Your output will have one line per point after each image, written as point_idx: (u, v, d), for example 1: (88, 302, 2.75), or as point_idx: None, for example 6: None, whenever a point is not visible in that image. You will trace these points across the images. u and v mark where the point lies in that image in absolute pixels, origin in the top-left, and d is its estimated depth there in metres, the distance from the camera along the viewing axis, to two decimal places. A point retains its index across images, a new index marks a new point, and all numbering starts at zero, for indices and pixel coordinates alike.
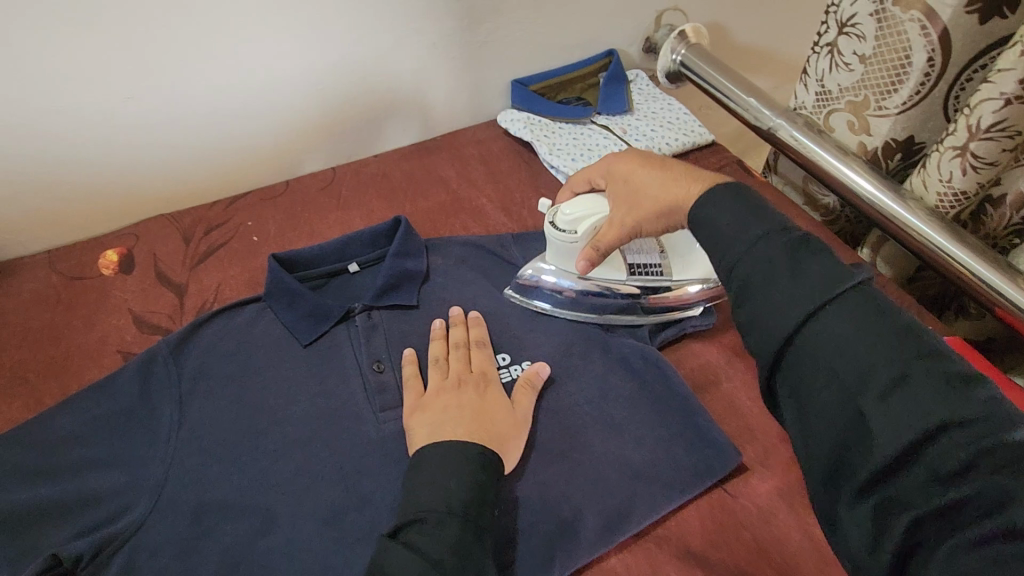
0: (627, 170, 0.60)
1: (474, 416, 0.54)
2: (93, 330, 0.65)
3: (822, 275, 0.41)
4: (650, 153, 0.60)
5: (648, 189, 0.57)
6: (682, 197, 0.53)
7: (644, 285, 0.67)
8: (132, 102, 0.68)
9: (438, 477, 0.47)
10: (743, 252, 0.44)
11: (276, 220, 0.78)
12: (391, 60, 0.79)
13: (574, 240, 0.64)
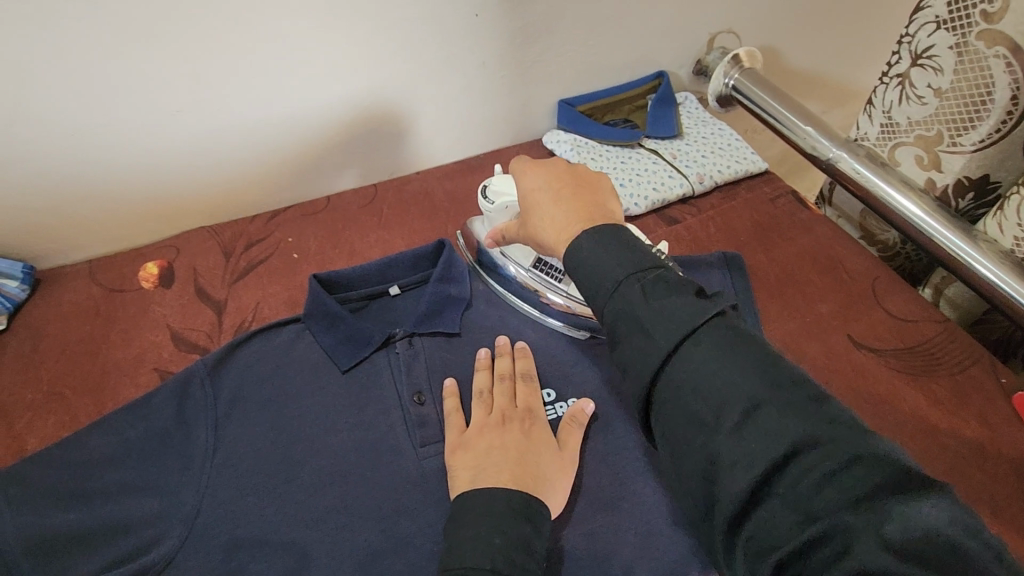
0: (526, 184, 0.54)
1: (521, 456, 0.52)
2: (131, 346, 0.64)
3: (687, 307, 0.40)
4: (571, 175, 0.52)
5: (535, 214, 0.52)
6: (551, 232, 0.50)
7: (541, 281, 0.68)
8: (180, 115, 0.67)
9: (482, 528, 0.45)
10: (613, 289, 0.42)
11: (317, 237, 0.76)
12: (440, 77, 0.77)
13: (491, 209, 0.68)
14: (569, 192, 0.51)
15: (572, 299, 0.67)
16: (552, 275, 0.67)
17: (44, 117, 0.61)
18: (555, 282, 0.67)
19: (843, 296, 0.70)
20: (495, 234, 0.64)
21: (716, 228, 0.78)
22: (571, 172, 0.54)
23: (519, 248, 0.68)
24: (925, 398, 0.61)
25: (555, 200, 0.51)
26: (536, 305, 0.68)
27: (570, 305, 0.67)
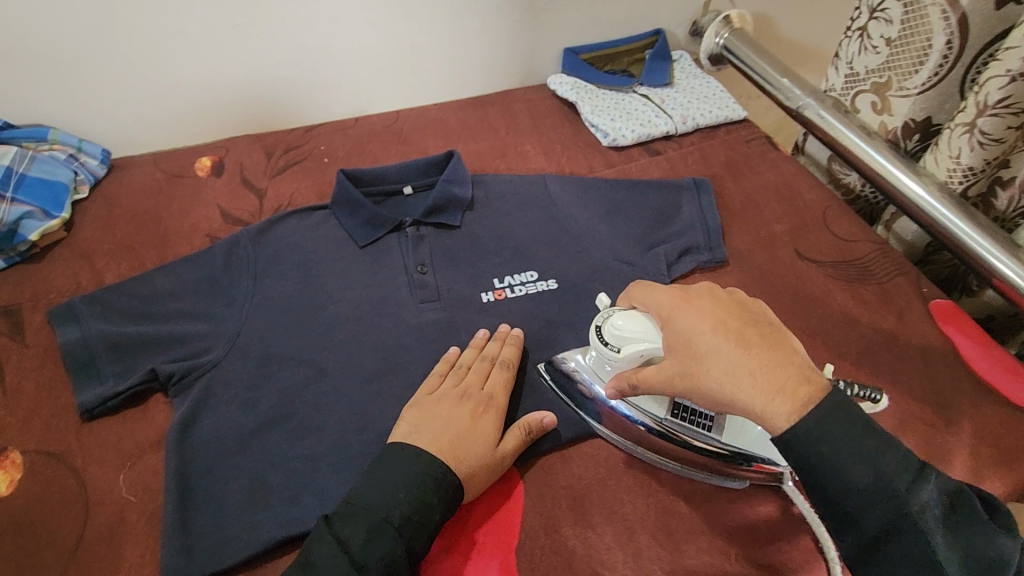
0: (686, 320, 0.48)
1: (456, 436, 0.55)
2: (187, 217, 0.77)
3: (976, 533, 0.41)
4: (756, 321, 0.47)
5: (710, 365, 0.45)
6: (759, 399, 0.43)
7: (685, 431, 0.55)
8: (238, 30, 0.79)
9: (382, 479, 0.51)
10: (885, 502, 0.40)
11: (345, 147, 0.89)
12: (459, 17, 0.88)
13: (614, 358, 0.55)
14: (754, 342, 0.45)
15: (723, 449, 0.54)
16: (698, 422, 0.55)
17: (129, 21, 0.73)
18: (703, 430, 0.55)
19: (796, 220, 0.79)
20: (619, 380, 0.54)
21: (694, 160, 0.88)
22: (718, 298, 0.49)
23: (654, 397, 0.56)
24: (852, 297, 0.71)
25: (743, 346, 0.45)
26: (674, 459, 0.57)
27: (722, 458, 0.54)
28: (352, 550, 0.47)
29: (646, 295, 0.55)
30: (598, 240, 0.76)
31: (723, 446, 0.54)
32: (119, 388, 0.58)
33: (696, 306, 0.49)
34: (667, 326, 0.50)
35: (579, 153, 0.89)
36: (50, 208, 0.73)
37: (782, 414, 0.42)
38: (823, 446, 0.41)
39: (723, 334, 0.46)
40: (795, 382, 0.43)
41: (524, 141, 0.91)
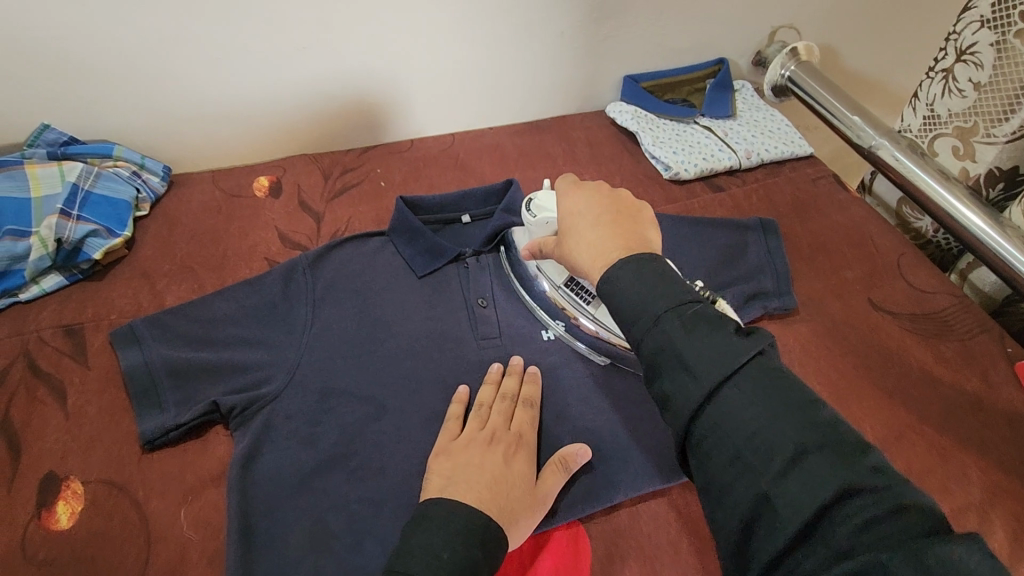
0: (567, 203, 0.57)
1: (500, 483, 0.52)
2: (245, 239, 0.77)
3: (719, 347, 0.42)
4: (620, 206, 0.55)
5: (574, 235, 0.54)
6: (586, 259, 0.52)
7: (570, 301, 0.67)
8: (304, 53, 0.78)
9: (444, 542, 0.45)
10: (685, 363, 0.42)
11: (402, 171, 0.88)
12: (522, 44, 0.87)
13: (531, 223, 0.65)
14: (608, 222, 0.53)
15: (597, 325, 0.66)
16: (583, 296, 0.66)
17: (200, 41, 0.73)
18: (584, 303, 0.66)
19: (869, 267, 0.76)
20: (531, 244, 0.64)
21: (759, 198, 0.85)
22: (609, 193, 0.56)
23: (554, 265, 0.68)
24: (932, 355, 0.67)
25: (594, 222, 0.53)
26: (567, 331, 0.67)
27: (597, 332, 0.66)
28: None
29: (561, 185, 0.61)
30: None
31: (600, 320, 0.65)
32: (182, 419, 0.57)
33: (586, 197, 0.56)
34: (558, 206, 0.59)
35: (639, 185, 0.87)
36: (114, 227, 0.72)
37: (590, 270, 0.51)
38: (634, 299, 0.46)
39: (593, 215, 0.54)
40: (612, 249, 0.51)
41: (582, 170, 0.89)
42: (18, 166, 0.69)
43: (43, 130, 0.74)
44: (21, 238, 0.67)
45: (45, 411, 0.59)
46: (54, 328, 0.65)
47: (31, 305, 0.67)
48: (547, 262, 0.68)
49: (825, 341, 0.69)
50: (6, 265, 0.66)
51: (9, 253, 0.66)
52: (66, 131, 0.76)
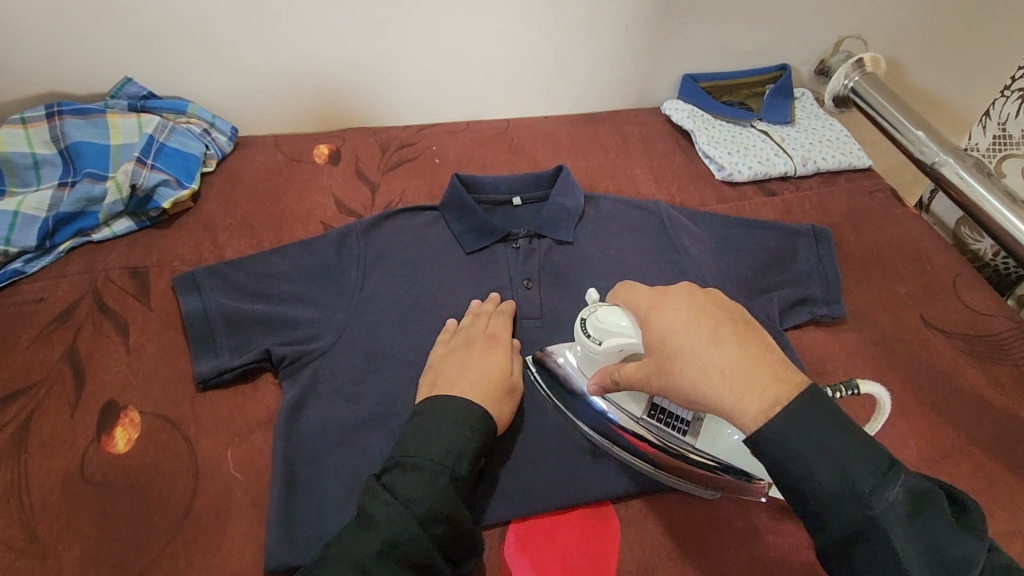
0: (665, 319, 0.46)
1: (478, 375, 0.58)
2: (304, 202, 0.79)
3: (949, 540, 0.39)
4: (729, 306, 0.46)
5: (688, 362, 0.44)
6: (731, 393, 0.42)
7: (657, 433, 0.56)
8: (375, 26, 0.80)
9: (436, 428, 0.51)
10: (898, 562, 0.38)
11: (456, 150, 0.89)
12: (587, 34, 0.88)
13: (596, 350, 0.55)
14: (729, 336, 0.43)
15: (698, 454, 0.55)
16: (674, 426, 0.56)
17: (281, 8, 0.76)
18: (677, 433, 0.56)
19: (922, 283, 0.75)
20: (604, 373, 0.55)
21: (813, 206, 0.84)
22: (697, 291, 0.47)
23: (628, 395, 0.57)
24: (984, 378, 0.66)
25: (716, 339, 0.43)
26: (657, 465, 0.57)
27: (696, 462, 0.55)
28: (400, 490, 0.47)
29: (631, 296, 0.52)
30: (708, 277, 0.73)
31: (699, 449, 0.55)
32: (234, 363, 0.60)
33: (687, 301, 0.46)
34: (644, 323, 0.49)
35: (690, 183, 0.86)
36: (182, 178, 0.76)
37: (746, 411, 0.41)
38: (838, 484, 0.39)
39: (707, 327, 0.44)
40: (763, 380, 0.41)
41: (634, 164, 0.89)
42: (101, 114, 0.74)
43: (124, 85, 0.77)
44: (98, 182, 0.71)
45: (109, 345, 0.62)
46: (121, 269, 0.69)
47: (101, 246, 0.71)
48: (621, 394, 0.57)
49: (871, 351, 0.68)
50: (83, 206, 0.70)
51: (87, 195, 0.70)
52: (145, 87, 0.79)
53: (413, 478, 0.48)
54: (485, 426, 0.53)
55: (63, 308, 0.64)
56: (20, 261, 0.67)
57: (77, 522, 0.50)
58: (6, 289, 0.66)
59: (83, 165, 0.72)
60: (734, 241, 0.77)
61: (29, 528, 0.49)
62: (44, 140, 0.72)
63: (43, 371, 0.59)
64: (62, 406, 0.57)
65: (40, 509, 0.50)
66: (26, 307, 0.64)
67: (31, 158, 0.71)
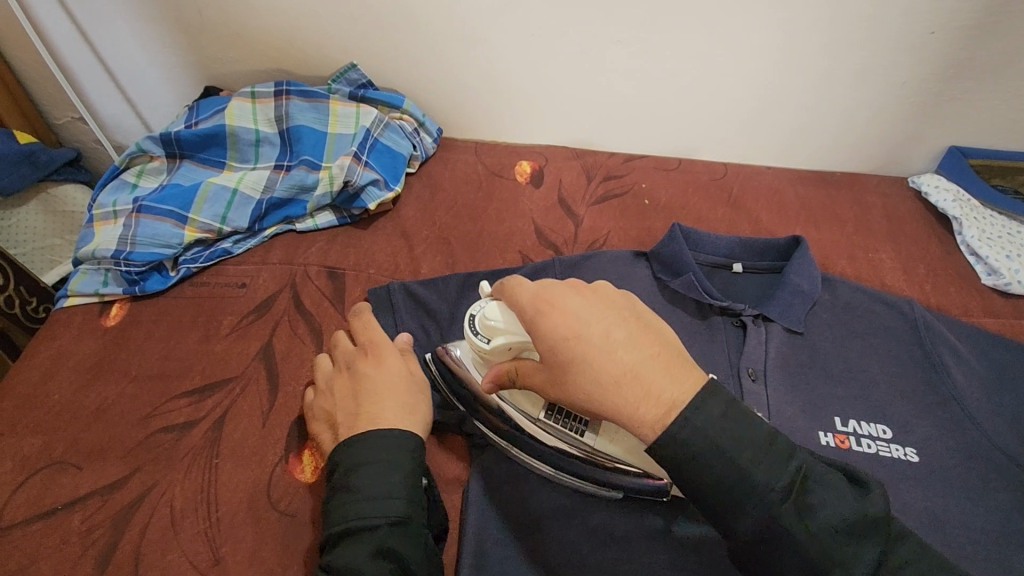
0: (561, 328, 0.42)
1: (383, 389, 0.49)
2: (503, 224, 0.73)
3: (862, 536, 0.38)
4: (612, 307, 0.44)
5: (615, 399, 0.40)
6: (629, 403, 0.40)
7: (553, 432, 0.50)
8: (615, 45, 0.71)
9: (352, 479, 0.43)
10: (743, 468, 0.38)
11: (668, 191, 0.79)
12: (852, 84, 0.74)
13: (484, 350, 0.49)
14: (621, 350, 0.41)
15: (593, 459, 0.49)
16: (571, 425, 0.50)
17: (522, 13, 0.68)
18: (572, 432, 0.49)
19: None
20: (499, 373, 0.48)
21: None
22: (589, 290, 0.45)
23: (525, 394, 0.51)
24: None
25: (659, 371, 0.40)
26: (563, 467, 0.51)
27: (581, 459, 0.50)
28: (340, 563, 0.40)
29: (513, 291, 0.46)
30: (978, 413, 0.59)
31: (593, 449, 0.49)
32: (435, 416, 0.55)
33: (555, 330, 0.42)
34: (528, 330, 0.44)
35: (948, 284, 0.72)
36: (389, 179, 0.72)
37: (643, 419, 0.39)
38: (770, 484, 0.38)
39: (600, 335, 0.42)
40: (660, 390, 0.40)
41: (877, 246, 0.76)
42: (324, 99, 0.71)
43: (349, 69, 0.74)
44: (312, 170, 0.69)
45: (302, 350, 0.58)
46: (320, 267, 0.66)
47: (303, 237, 0.68)
48: (513, 392, 0.51)
49: None
50: (294, 193, 0.68)
51: (300, 182, 0.67)
52: (366, 74, 0.76)
53: (353, 545, 0.41)
54: (404, 443, 0.45)
55: (263, 299, 0.62)
56: (229, 241, 0.65)
57: (261, 554, 0.46)
58: (213, 267, 0.64)
59: (301, 151, 0.69)
60: (1007, 374, 0.62)
61: (212, 548, 0.46)
62: (268, 118, 0.70)
63: (238, 367, 0.57)
64: (253, 412, 0.54)
65: (224, 528, 0.47)
66: (229, 291, 0.63)
67: (255, 135, 0.69)
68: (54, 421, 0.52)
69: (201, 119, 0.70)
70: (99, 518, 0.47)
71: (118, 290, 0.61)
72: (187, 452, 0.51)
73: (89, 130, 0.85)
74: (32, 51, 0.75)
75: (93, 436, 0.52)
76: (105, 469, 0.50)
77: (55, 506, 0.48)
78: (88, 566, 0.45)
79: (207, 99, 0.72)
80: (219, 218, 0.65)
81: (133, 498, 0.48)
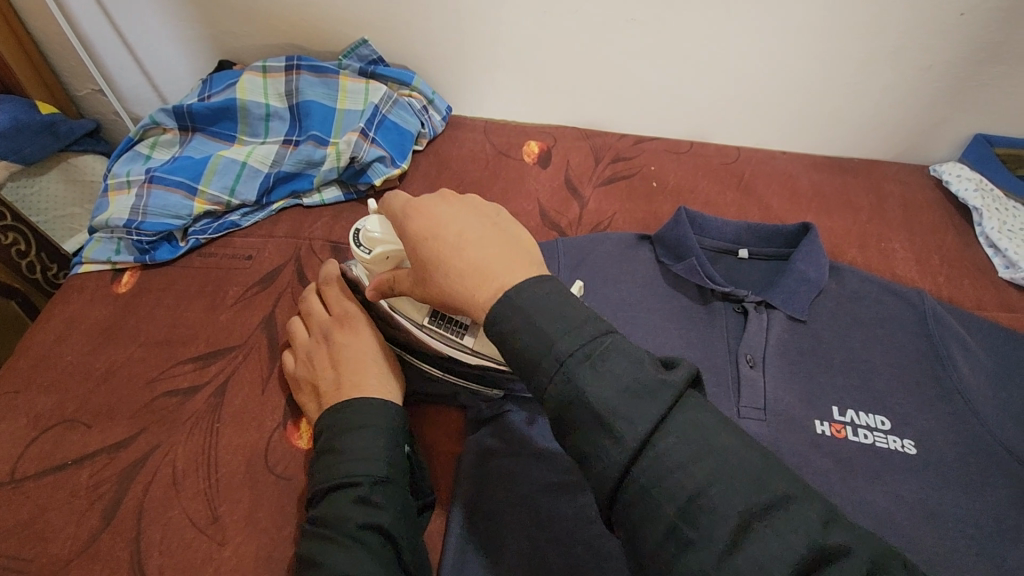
0: (415, 224, 0.43)
1: (361, 358, 0.51)
2: (507, 204, 0.73)
3: (730, 484, 0.32)
4: (487, 218, 0.43)
5: (454, 287, 0.40)
6: (465, 289, 0.40)
7: (440, 342, 0.50)
8: (628, 24, 0.70)
9: (335, 440, 0.45)
10: (608, 408, 0.34)
11: (678, 174, 0.78)
12: (873, 68, 0.71)
13: (366, 260, 0.50)
14: (468, 243, 0.41)
15: (477, 358, 0.50)
16: (452, 329, 0.49)
17: None
18: (455, 338, 0.49)
19: None
20: (378, 282, 0.48)
21: None
22: (458, 198, 0.44)
23: (408, 300, 0.51)
24: None
25: (501, 262, 0.40)
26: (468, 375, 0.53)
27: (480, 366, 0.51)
28: (325, 516, 0.42)
29: (389, 206, 0.47)
30: (982, 408, 0.57)
31: (477, 355, 0.50)
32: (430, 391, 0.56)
33: (410, 229, 0.43)
34: (401, 235, 0.44)
35: (963, 277, 0.70)
36: (396, 156, 0.72)
37: (479, 300, 0.39)
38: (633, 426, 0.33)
39: (454, 234, 0.41)
40: (491, 277, 0.39)
41: (890, 235, 0.74)
42: (334, 75, 0.72)
43: (359, 45, 0.74)
44: (320, 146, 0.69)
45: None
46: (324, 242, 0.67)
47: (309, 211, 0.69)
48: (396, 298, 0.51)
49: None
50: (302, 168, 0.68)
51: (308, 158, 0.68)
52: (376, 51, 0.76)
53: (339, 497, 0.42)
54: (389, 413, 0.47)
55: (268, 272, 0.64)
56: (238, 214, 0.67)
57: (256, 515, 0.48)
58: (221, 238, 0.66)
59: (309, 126, 0.70)
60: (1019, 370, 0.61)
61: (211, 507, 0.48)
62: (278, 92, 0.71)
63: (241, 337, 0.58)
64: (255, 379, 0.55)
65: (223, 488, 0.49)
66: (237, 262, 0.64)
67: (265, 109, 0.70)
68: (66, 381, 0.55)
69: (213, 93, 0.71)
70: (106, 473, 0.49)
71: (130, 259, 0.63)
72: (192, 415, 0.53)
73: (109, 102, 0.87)
74: (54, 24, 0.77)
75: (103, 397, 0.54)
76: (113, 428, 0.52)
77: (66, 460, 0.50)
78: (94, 518, 0.47)
79: (221, 73, 0.73)
80: (227, 191, 0.66)
81: (138, 456, 0.50)
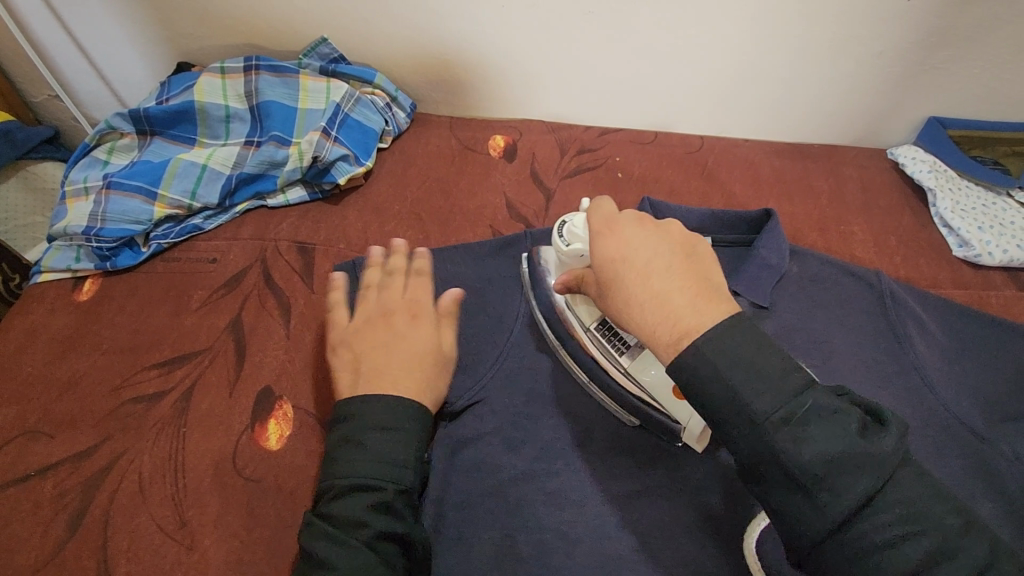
0: (608, 245, 0.43)
1: (407, 355, 0.48)
2: (473, 199, 0.74)
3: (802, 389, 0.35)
4: (679, 253, 0.41)
5: (636, 315, 0.40)
6: (648, 322, 0.39)
7: (599, 349, 0.53)
8: (584, 18, 0.70)
9: (361, 437, 0.43)
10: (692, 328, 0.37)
11: (644, 164, 0.79)
12: (827, 56, 0.72)
13: (563, 252, 0.52)
14: (659, 272, 0.40)
15: (631, 383, 0.52)
16: (615, 344, 0.53)
17: None
18: (614, 352, 0.53)
19: None
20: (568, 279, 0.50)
21: None
22: (658, 225, 0.43)
23: (585, 305, 0.54)
24: None
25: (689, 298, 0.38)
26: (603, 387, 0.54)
27: (638, 395, 0.52)
28: (341, 514, 0.41)
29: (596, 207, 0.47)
30: (937, 382, 0.59)
31: (630, 371, 0.52)
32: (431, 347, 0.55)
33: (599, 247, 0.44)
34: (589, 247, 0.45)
35: (919, 257, 0.72)
36: (360, 154, 0.72)
37: (657, 337, 0.38)
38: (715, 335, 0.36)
39: (643, 262, 0.41)
40: (681, 313, 0.38)
41: (849, 218, 0.76)
42: (294, 74, 0.71)
43: (319, 44, 0.74)
44: (282, 146, 0.69)
45: (269, 323, 0.59)
46: (290, 242, 0.66)
47: (274, 212, 0.69)
48: (574, 300, 0.54)
49: None
50: (265, 169, 0.68)
51: (269, 158, 0.67)
52: (337, 49, 0.75)
53: (355, 498, 0.41)
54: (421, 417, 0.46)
55: (234, 273, 0.63)
56: (200, 217, 0.66)
57: (225, 518, 0.48)
58: (184, 243, 0.66)
59: (270, 127, 0.69)
60: (971, 345, 0.63)
61: (179, 511, 0.48)
62: (237, 93, 0.70)
63: (206, 341, 0.58)
64: (221, 383, 0.55)
65: (191, 492, 0.49)
66: (201, 266, 0.64)
67: (224, 111, 0.70)
68: (28, 391, 0.54)
69: (171, 96, 0.70)
70: (71, 482, 0.49)
71: (91, 266, 0.62)
72: (158, 421, 0.53)
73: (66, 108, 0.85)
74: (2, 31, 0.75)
75: (67, 405, 0.53)
76: (78, 437, 0.51)
77: (30, 471, 0.50)
78: (60, 529, 0.47)
79: (179, 76, 0.72)
80: (188, 194, 0.65)
81: (104, 464, 0.50)
